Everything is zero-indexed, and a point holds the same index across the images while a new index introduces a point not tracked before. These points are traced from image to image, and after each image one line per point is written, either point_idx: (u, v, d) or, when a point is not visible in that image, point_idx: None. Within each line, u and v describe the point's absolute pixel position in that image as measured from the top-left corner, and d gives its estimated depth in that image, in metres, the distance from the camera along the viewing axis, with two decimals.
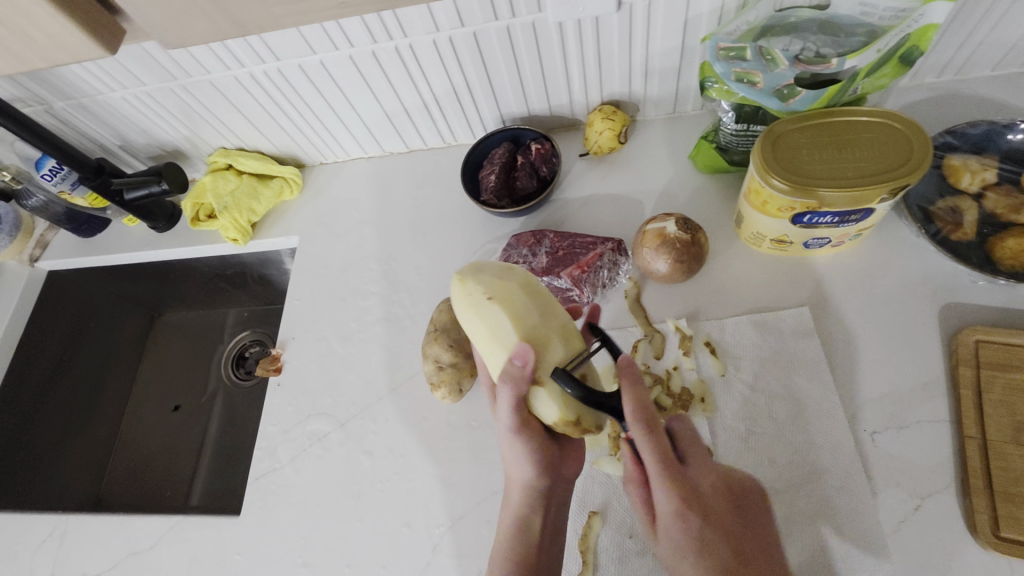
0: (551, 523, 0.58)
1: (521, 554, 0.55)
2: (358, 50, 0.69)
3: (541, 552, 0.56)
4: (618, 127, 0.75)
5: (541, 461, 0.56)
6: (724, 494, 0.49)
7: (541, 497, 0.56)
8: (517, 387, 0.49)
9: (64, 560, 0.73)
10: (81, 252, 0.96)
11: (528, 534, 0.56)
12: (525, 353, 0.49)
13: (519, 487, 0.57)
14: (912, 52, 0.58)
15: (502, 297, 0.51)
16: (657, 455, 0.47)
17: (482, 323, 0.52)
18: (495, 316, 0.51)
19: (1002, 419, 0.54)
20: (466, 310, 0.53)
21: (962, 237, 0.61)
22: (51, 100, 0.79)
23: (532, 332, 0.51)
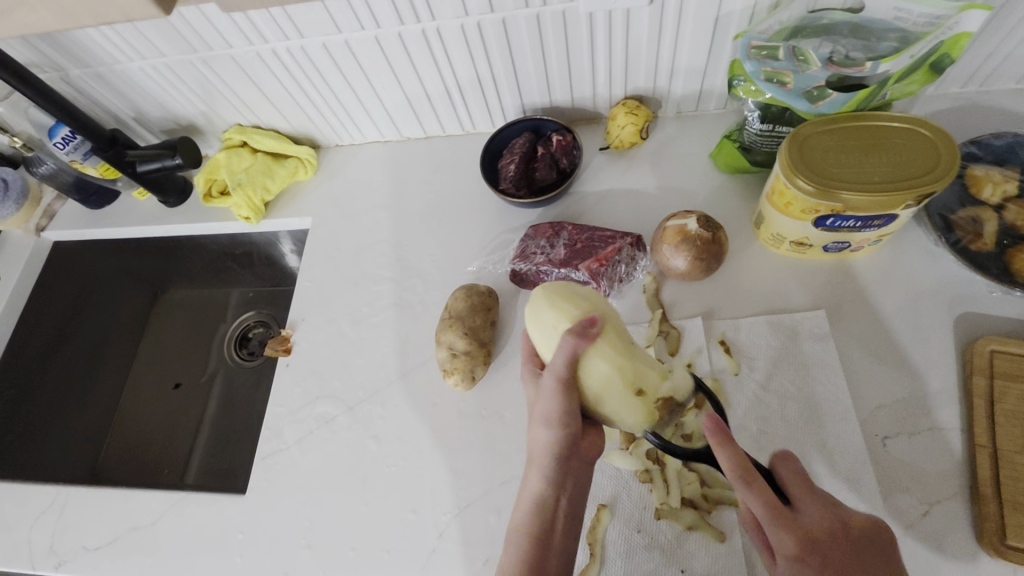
0: (569, 509, 0.54)
1: (536, 534, 0.52)
2: (385, 31, 0.68)
3: (553, 536, 0.53)
4: (640, 122, 0.75)
5: (566, 425, 0.52)
6: (832, 534, 0.45)
7: (557, 467, 0.53)
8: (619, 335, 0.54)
9: (64, 532, 0.72)
10: (89, 224, 0.95)
11: (543, 512, 0.53)
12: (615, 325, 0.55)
13: (539, 453, 0.54)
14: (943, 60, 0.57)
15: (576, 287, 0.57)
16: (766, 508, 0.46)
17: (593, 297, 0.56)
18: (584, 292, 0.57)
19: (1013, 429, 0.54)
20: (566, 293, 0.55)
21: (981, 246, 0.61)
22: (67, 66, 0.78)
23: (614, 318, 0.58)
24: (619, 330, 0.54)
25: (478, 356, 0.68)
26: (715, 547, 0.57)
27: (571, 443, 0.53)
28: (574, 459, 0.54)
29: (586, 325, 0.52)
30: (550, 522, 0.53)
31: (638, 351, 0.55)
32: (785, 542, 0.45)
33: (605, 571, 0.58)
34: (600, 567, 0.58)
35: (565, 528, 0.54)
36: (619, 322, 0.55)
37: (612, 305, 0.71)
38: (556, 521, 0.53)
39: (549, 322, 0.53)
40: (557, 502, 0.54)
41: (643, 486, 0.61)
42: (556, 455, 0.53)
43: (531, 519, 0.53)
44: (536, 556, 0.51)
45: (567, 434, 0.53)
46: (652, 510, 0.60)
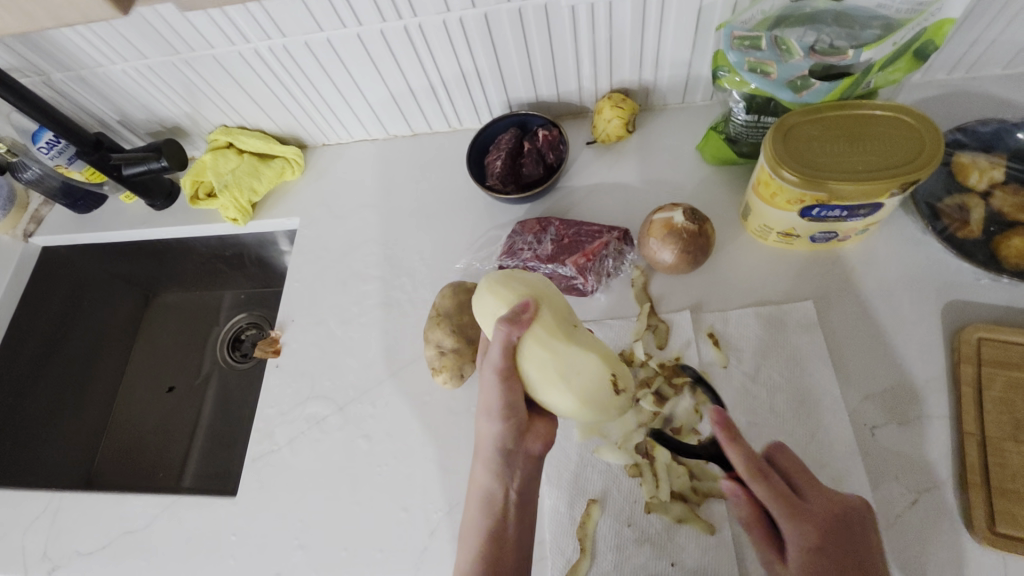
0: (520, 503, 0.56)
1: (487, 526, 0.55)
2: (367, 29, 0.68)
3: (505, 530, 0.55)
4: (626, 115, 0.74)
5: (503, 420, 0.54)
6: (839, 517, 0.48)
7: (501, 460, 0.55)
8: (560, 321, 0.55)
9: (56, 538, 0.72)
10: (77, 228, 0.94)
11: (492, 505, 0.55)
12: (566, 316, 0.56)
13: (486, 447, 0.56)
14: (927, 46, 0.57)
15: (526, 275, 0.59)
16: (779, 500, 0.48)
17: (537, 284, 0.57)
18: (534, 280, 0.58)
19: (1001, 416, 0.54)
20: (505, 283, 0.57)
21: (968, 234, 0.61)
22: (49, 70, 0.77)
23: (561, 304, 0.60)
24: (557, 310, 0.56)
25: (466, 353, 0.68)
26: (704, 539, 0.57)
27: (511, 434, 0.55)
28: (520, 451, 0.56)
29: (517, 310, 0.53)
30: (500, 513, 0.55)
31: (579, 330, 0.56)
32: (800, 533, 0.47)
33: (595, 566, 0.58)
34: (591, 561, 0.58)
35: (517, 519, 0.55)
36: (560, 305, 0.57)
37: (600, 299, 0.71)
38: (506, 513, 0.55)
39: (492, 310, 0.56)
40: (506, 496, 0.55)
41: (633, 480, 0.61)
42: (499, 446, 0.55)
43: (480, 511, 0.56)
44: (492, 550, 0.54)
45: (506, 426, 0.54)
46: (642, 504, 0.60)
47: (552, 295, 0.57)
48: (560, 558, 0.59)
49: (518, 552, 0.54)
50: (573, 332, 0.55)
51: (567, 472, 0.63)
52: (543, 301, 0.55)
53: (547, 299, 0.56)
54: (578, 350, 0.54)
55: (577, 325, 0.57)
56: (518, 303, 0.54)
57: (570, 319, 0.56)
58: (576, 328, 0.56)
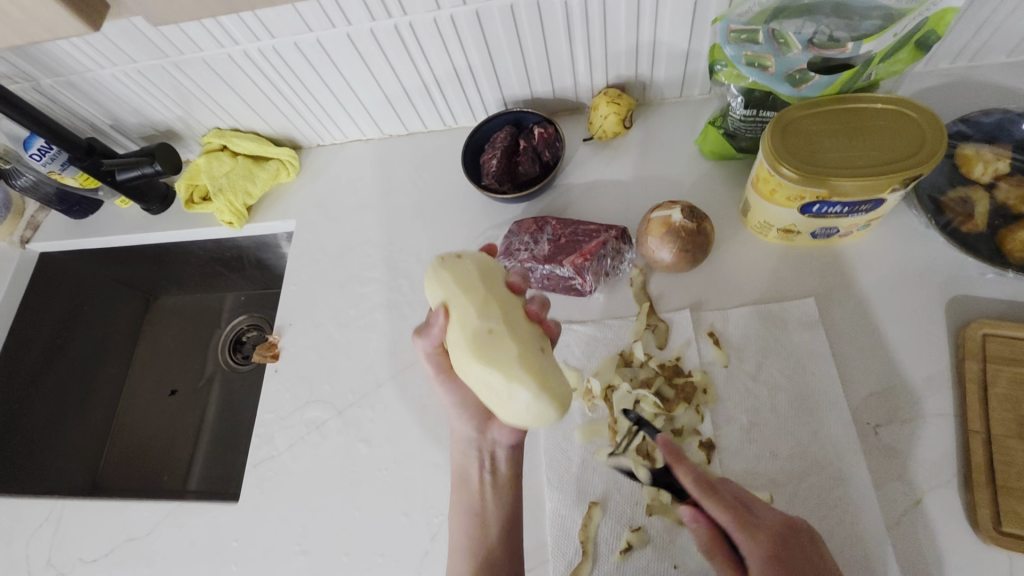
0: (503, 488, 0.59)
1: (468, 510, 0.58)
2: (357, 28, 0.67)
3: (485, 509, 0.58)
4: (623, 111, 0.73)
5: (466, 413, 0.58)
6: (787, 525, 0.46)
7: (474, 449, 0.59)
8: (459, 329, 0.50)
9: (60, 545, 0.73)
10: (73, 234, 0.94)
11: (469, 489, 0.59)
12: (474, 324, 0.49)
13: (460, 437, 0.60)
14: (929, 36, 0.56)
15: (465, 262, 0.53)
16: (730, 517, 0.47)
17: (457, 280, 0.52)
18: (465, 269, 0.53)
19: (1007, 413, 0.54)
20: (433, 274, 0.54)
21: (973, 228, 0.60)
22: (38, 76, 0.77)
23: (500, 291, 0.52)
24: (468, 322, 0.50)
25: None
26: None
27: (475, 423, 0.58)
28: (488, 438, 0.59)
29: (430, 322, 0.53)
30: (477, 494, 0.58)
31: (495, 340, 0.49)
32: (756, 548, 0.45)
33: (597, 568, 0.58)
34: (593, 564, 0.58)
35: (495, 499, 0.58)
36: (480, 312, 0.50)
37: (598, 299, 0.70)
38: (483, 496, 0.58)
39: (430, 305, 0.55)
40: (481, 480, 0.59)
41: (633, 482, 0.60)
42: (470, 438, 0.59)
43: (460, 493, 0.59)
44: (475, 530, 0.57)
45: (467, 417, 0.58)
46: (643, 506, 0.59)
47: (468, 296, 0.51)
48: (561, 561, 0.59)
49: (502, 534, 0.57)
50: (484, 339, 0.49)
51: (567, 474, 0.62)
52: (454, 310, 0.51)
53: (458, 303, 0.51)
54: (477, 362, 0.49)
55: (497, 329, 0.49)
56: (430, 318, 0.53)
57: (484, 324, 0.49)
58: (486, 334, 0.49)
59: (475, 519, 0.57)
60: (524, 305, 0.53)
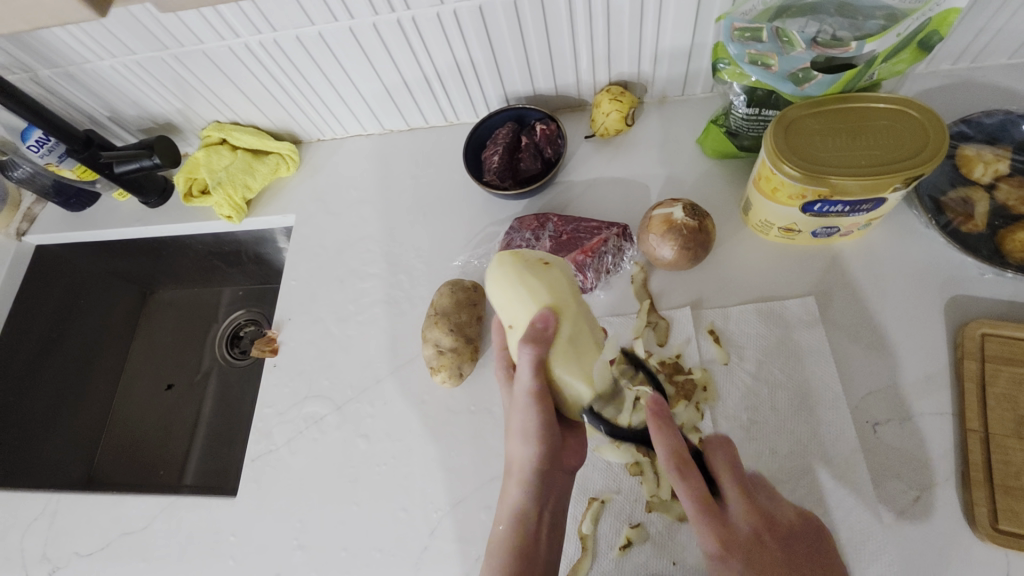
0: (551, 517, 0.55)
1: (515, 549, 0.52)
2: (359, 22, 0.66)
3: (540, 544, 0.53)
4: (625, 108, 0.73)
5: (544, 441, 0.53)
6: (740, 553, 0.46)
7: (537, 479, 0.54)
8: (546, 347, 0.50)
9: (55, 539, 0.72)
10: (70, 226, 0.93)
11: (524, 525, 0.53)
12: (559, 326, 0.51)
13: (519, 465, 0.54)
14: (931, 37, 0.56)
15: (550, 266, 0.54)
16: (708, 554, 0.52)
17: (550, 288, 0.52)
18: (554, 276, 0.53)
19: (1005, 413, 0.54)
20: (518, 277, 0.53)
21: (973, 228, 0.60)
22: (36, 67, 0.76)
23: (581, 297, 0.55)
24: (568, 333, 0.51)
25: (465, 352, 0.67)
26: None
27: (546, 455, 0.54)
28: (556, 470, 0.55)
29: (539, 325, 0.50)
30: (536, 526, 0.53)
31: (589, 354, 0.51)
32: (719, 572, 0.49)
33: (596, 565, 0.58)
34: (592, 560, 0.58)
35: (547, 536, 0.54)
36: (581, 317, 0.52)
37: (599, 296, 0.70)
38: (537, 533, 0.53)
39: (518, 307, 0.52)
40: (541, 513, 0.54)
41: (634, 479, 0.60)
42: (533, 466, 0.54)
43: (517, 526, 0.53)
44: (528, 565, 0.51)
45: (544, 447, 0.53)
46: (643, 503, 0.59)
47: (572, 306, 0.52)
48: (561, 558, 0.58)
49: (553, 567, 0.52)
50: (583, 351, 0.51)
51: None
52: (567, 313, 0.51)
53: (568, 305, 0.52)
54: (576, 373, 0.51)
55: (590, 342, 0.52)
56: (539, 317, 0.50)
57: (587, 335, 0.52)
58: (590, 344, 0.52)
59: (522, 557, 0.52)
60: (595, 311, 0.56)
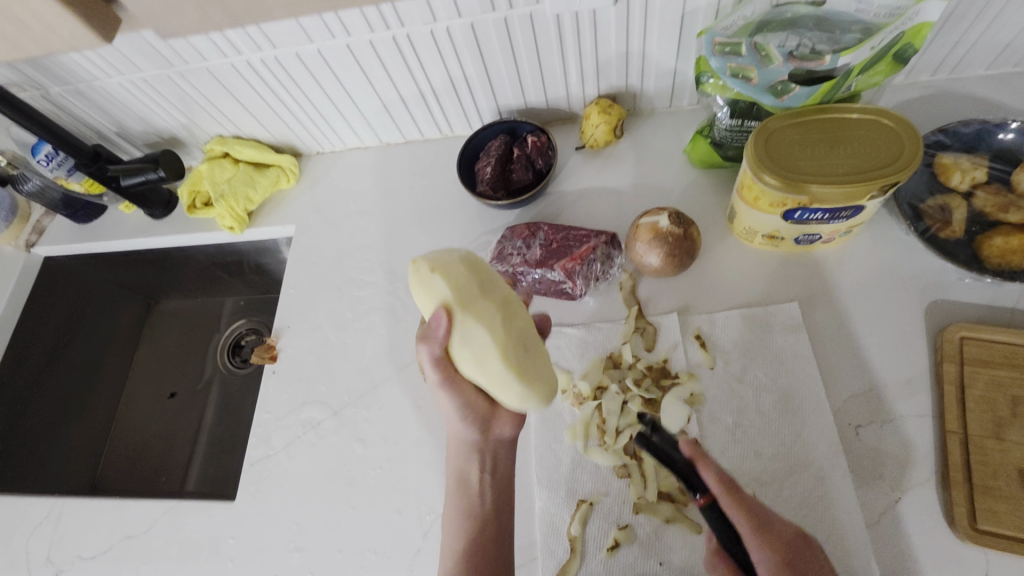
0: (499, 482, 0.58)
1: (467, 512, 0.56)
2: (356, 39, 0.69)
3: (483, 509, 0.56)
4: (614, 120, 0.75)
5: (467, 418, 0.57)
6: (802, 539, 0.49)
7: (474, 450, 0.58)
8: (431, 348, 0.53)
9: (60, 543, 0.74)
10: (77, 238, 0.96)
11: (471, 493, 0.57)
12: (442, 328, 0.52)
13: (458, 442, 0.59)
14: (906, 49, 0.58)
15: (440, 267, 0.54)
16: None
17: (430, 294, 0.53)
18: (435, 282, 0.53)
19: (983, 414, 0.55)
20: (419, 283, 0.54)
21: (951, 234, 0.62)
22: (47, 84, 0.79)
23: (487, 297, 0.53)
24: (464, 341, 0.52)
25: None
26: (692, 539, 0.58)
27: (478, 428, 0.57)
28: (490, 439, 0.59)
29: (432, 324, 0.53)
30: (477, 494, 0.57)
31: (484, 353, 0.51)
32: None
33: (585, 566, 0.59)
34: (582, 561, 0.59)
35: (494, 502, 0.57)
36: (472, 324, 0.51)
37: (589, 303, 0.72)
38: (484, 497, 0.57)
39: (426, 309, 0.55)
40: (481, 478, 0.58)
41: (621, 481, 0.62)
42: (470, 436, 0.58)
43: (458, 495, 0.57)
44: (477, 543, 0.55)
45: (471, 423, 0.57)
46: (630, 505, 0.61)
47: (467, 309, 0.52)
48: (550, 559, 0.60)
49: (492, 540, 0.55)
50: (478, 354, 0.52)
51: (558, 473, 0.64)
52: (458, 316, 0.52)
53: (459, 312, 0.52)
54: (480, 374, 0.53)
55: (484, 344, 0.51)
56: (433, 323, 0.52)
57: (482, 333, 0.51)
58: (486, 346, 0.51)
59: (467, 526, 0.56)
60: (500, 299, 0.54)
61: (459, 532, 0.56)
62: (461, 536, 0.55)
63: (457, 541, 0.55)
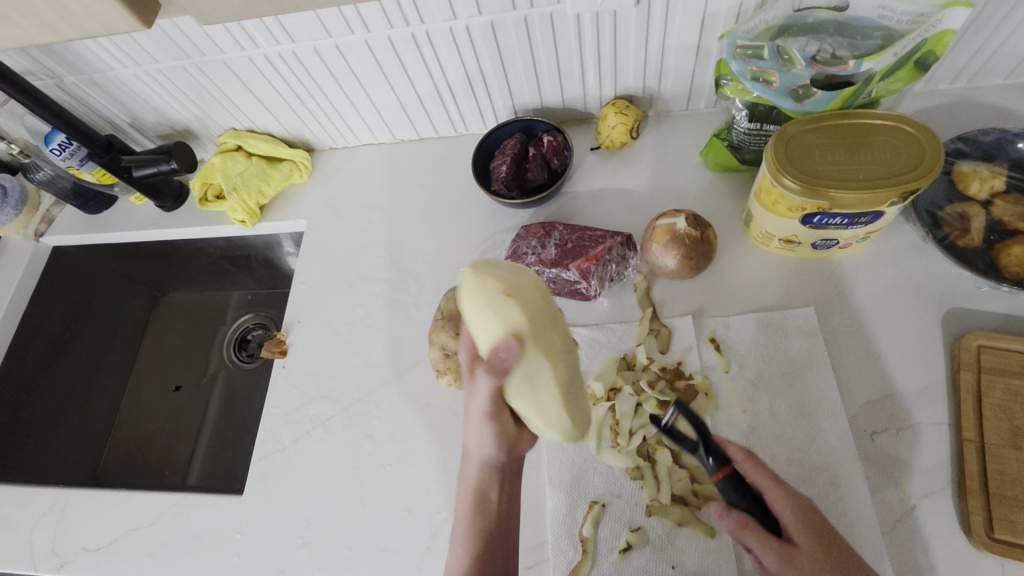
0: (508, 503, 0.55)
1: (479, 533, 0.53)
2: (375, 35, 0.69)
3: (495, 532, 0.53)
4: (630, 122, 0.75)
5: (502, 440, 0.53)
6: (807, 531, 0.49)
7: (496, 472, 0.54)
8: (494, 376, 0.50)
9: (64, 534, 0.73)
10: (86, 228, 0.95)
11: (485, 513, 0.54)
12: (512, 351, 0.50)
13: (478, 461, 0.54)
14: (928, 57, 0.58)
15: (515, 293, 0.53)
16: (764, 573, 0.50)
17: (500, 316, 0.51)
18: (507, 308, 0.52)
19: (1000, 423, 0.55)
20: (484, 303, 0.52)
21: (969, 242, 0.62)
22: (62, 73, 0.79)
23: (551, 328, 0.54)
24: (531, 377, 0.51)
25: None
26: (705, 543, 0.57)
27: (508, 449, 0.54)
28: (515, 459, 0.55)
29: (500, 355, 0.50)
30: (494, 516, 0.54)
31: (546, 385, 0.51)
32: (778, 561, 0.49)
33: (597, 567, 0.59)
34: (593, 563, 0.59)
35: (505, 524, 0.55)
36: (541, 361, 0.51)
37: (603, 304, 0.72)
38: (498, 517, 0.54)
39: (481, 327, 0.52)
40: (498, 499, 0.54)
41: (634, 483, 0.61)
42: (494, 458, 0.54)
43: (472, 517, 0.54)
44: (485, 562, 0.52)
45: (501, 445, 0.53)
46: (643, 507, 0.60)
47: (542, 346, 0.52)
48: (562, 560, 0.59)
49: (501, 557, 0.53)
50: (540, 388, 0.51)
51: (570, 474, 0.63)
52: (530, 347, 0.51)
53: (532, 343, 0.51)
54: (537, 409, 0.51)
55: (548, 380, 0.51)
56: (501, 347, 0.50)
57: (546, 369, 0.51)
58: (547, 381, 0.51)
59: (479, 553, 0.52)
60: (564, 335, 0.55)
61: (471, 555, 0.52)
62: (473, 554, 0.52)
63: (465, 561, 0.52)
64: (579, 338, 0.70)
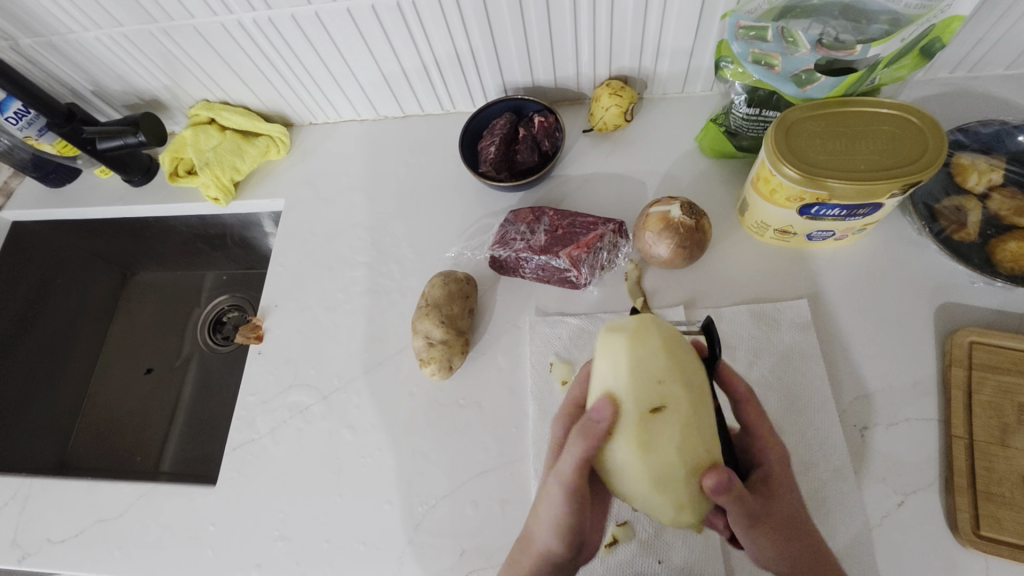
0: None
1: None
2: (357, 4, 0.64)
3: None
4: (625, 104, 0.72)
5: (570, 536, 0.48)
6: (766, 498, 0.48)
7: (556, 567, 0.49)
8: (596, 444, 0.46)
9: (26, 525, 0.70)
10: (49, 203, 0.90)
11: None
12: (609, 408, 0.46)
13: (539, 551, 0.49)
14: (934, 44, 0.56)
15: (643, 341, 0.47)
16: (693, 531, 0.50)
17: (640, 362, 0.46)
18: (645, 354, 0.47)
19: (989, 420, 0.54)
20: (622, 349, 0.48)
21: (965, 237, 0.61)
22: (17, 35, 0.73)
23: (702, 409, 0.46)
24: (634, 447, 0.45)
25: (456, 345, 0.66)
26: (692, 538, 0.57)
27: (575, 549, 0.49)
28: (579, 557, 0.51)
29: (597, 418, 0.46)
30: None
31: (661, 449, 0.45)
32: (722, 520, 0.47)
33: None
34: None
35: None
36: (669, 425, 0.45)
37: (593, 293, 0.70)
38: None
39: (604, 381, 0.48)
40: None
41: None
42: (552, 547, 0.49)
43: None
44: None
45: (569, 547, 0.49)
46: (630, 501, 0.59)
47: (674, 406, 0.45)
48: None
49: None
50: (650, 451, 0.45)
51: None
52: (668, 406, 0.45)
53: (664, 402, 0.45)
54: (651, 484, 0.45)
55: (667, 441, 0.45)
56: (598, 410, 0.46)
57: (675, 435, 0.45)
58: (670, 450, 0.45)
59: None
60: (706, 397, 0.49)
61: None
62: None
63: None
64: (567, 327, 0.68)
